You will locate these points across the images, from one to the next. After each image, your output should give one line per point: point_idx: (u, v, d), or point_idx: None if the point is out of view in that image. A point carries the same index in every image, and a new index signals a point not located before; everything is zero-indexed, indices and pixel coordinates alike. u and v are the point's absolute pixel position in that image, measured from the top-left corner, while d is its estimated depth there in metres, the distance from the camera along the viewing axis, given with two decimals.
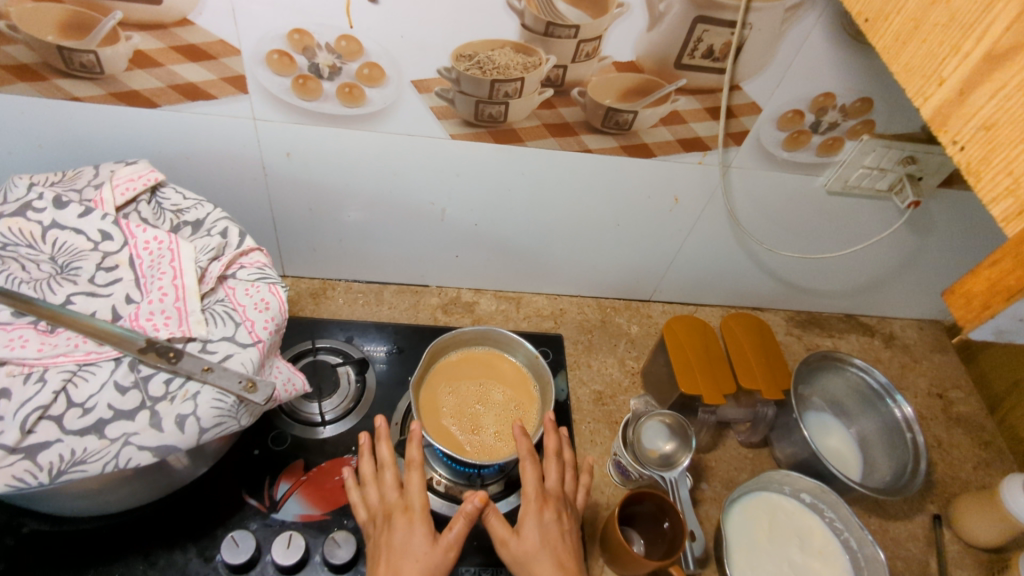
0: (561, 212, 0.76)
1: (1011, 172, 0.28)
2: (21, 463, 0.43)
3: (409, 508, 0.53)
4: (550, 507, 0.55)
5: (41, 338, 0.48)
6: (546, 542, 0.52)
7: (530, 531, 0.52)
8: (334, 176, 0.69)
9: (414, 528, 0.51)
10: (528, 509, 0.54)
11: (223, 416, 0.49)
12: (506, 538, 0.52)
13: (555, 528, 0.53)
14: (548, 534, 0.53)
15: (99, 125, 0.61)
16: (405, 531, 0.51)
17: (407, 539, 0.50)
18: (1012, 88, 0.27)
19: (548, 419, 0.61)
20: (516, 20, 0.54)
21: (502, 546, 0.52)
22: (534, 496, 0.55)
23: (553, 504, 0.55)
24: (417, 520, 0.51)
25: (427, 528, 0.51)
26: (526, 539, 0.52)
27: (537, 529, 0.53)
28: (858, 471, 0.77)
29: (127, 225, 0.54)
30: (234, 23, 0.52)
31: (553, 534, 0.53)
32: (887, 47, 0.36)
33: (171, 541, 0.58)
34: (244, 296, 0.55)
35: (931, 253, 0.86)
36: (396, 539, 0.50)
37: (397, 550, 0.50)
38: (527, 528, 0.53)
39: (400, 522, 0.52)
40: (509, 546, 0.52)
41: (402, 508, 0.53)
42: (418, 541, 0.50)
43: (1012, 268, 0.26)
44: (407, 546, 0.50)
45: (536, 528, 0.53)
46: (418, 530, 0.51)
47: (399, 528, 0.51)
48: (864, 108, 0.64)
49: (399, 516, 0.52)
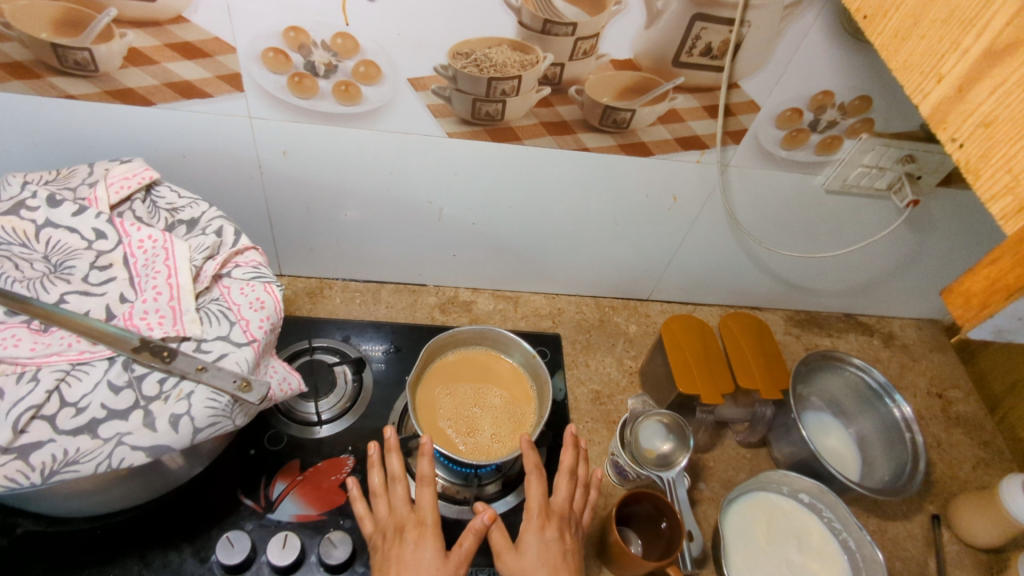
0: (559, 211, 0.76)
1: (1011, 169, 0.27)
2: (12, 463, 0.43)
3: (421, 523, 0.53)
4: (553, 525, 0.55)
5: (34, 337, 0.48)
6: (545, 560, 0.52)
7: (529, 548, 0.52)
8: (331, 175, 0.68)
9: (425, 543, 0.51)
10: (529, 525, 0.54)
11: (218, 416, 0.49)
12: (503, 552, 0.53)
13: (556, 546, 0.53)
14: (548, 553, 0.52)
15: (94, 124, 0.60)
16: (417, 545, 0.51)
17: (418, 554, 0.50)
18: (1012, 84, 0.27)
19: (568, 433, 0.60)
20: (513, 17, 0.53)
21: (498, 559, 0.52)
22: (538, 512, 0.55)
23: (557, 522, 0.55)
24: (429, 535, 0.52)
25: (439, 544, 0.51)
26: (524, 555, 0.52)
27: (537, 545, 0.53)
28: (856, 471, 0.77)
29: (121, 224, 0.54)
30: (229, 21, 0.52)
31: (553, 551, 0.53)
32: (886, 43, 0.35)
33: (165, 542, 0.58)
34: (239, 296, 0.54)
35: (930, 252, 0.86)
36: (407, 553, 0.50)
37: (408, 564, 0.50)
38: (526, 544, 0.53)
39: (412, 536, 0.52)
40: (505, 560, 0.52)
41: (414, 522, 0.53)
42: (430, 557, 0.50)
43: (1011, 266, 0.26)
44: (418, 560, 0.50)
45: (535, 545, 0.53)
46: (430, 546, 0.51)
47: (411, 542, 0.51)
48: (863, 105, 0.63)
49: (411, 530, 0.52)
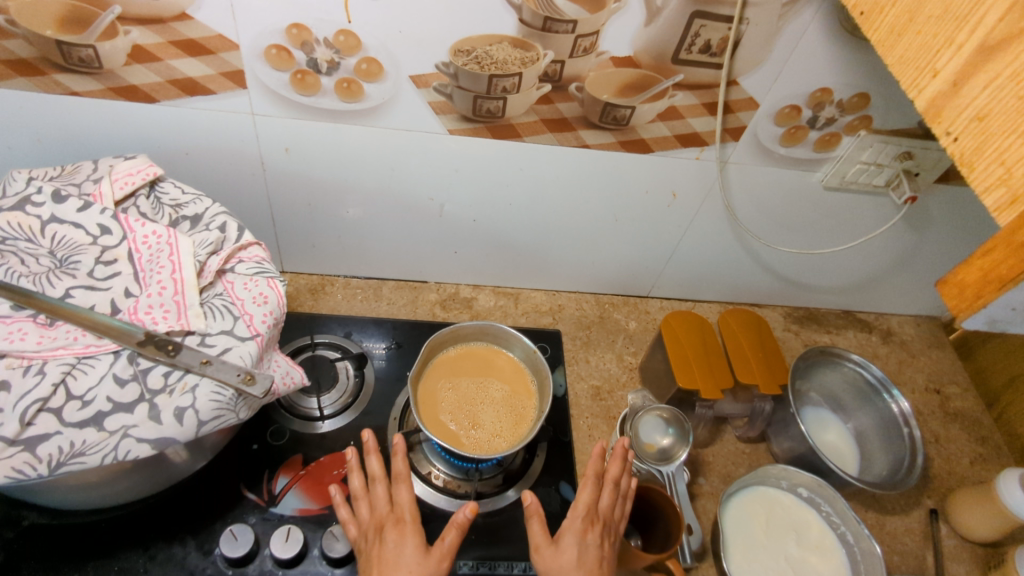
0: (558, 208, 0.76)
1: (1003, 162, 0.28)
2: (20, 455, 0.43)
3: (401, 520, 0.53)
4: (595, 531, 0.55)
5: (40, 331, 0.48)
6: (583, 565, 0.53)
7: (568, 547, 0.53)
8: (333, 171, 0.69)
9: (405, 539, 0.52)
10: (571, 526, 0.55)
11: (222, 409, 0.49)
12: (542, 545, 0.54)
13: (594, 553, 0.54)
14: (586, 558, 0.53)
15: (99, 122, 0.61)
16: (397, 543, 0.51)
17: (399, 551, 0.51)
18: (1006, 78, 0.28)
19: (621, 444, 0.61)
20: (514, 15, 0.54)
21: (535, 553, 0.54)
22: (583, 514, 0.56)
23: (599, 528, 0.56)
24: (409, 531, 0.52)
25: (418, 539, 0.52)
26: (563, 554, 0.53)
27: (576, 547, 0.53)
28: (854, 466, 0.77)
29: (126, 219, 0.55)
30: (232, 18, 0.52)
31: (590, 556, 0.53)
32: (882, 40, 0.36)
33: (170, 535, 0.58)
34: (243, 290, 0.55)
35: (928, 249, 0.86)
36: (387, 551, 0.51)
37: (389, 562, 0.50)
38: (566, 543, 0.54)
39: (392, 534, 0.52)
40: (542, 554, 0.53)
41: (393, 520, 0.53)
42: (410, 553, 0.51)
43: (1003, 257, 0.26)
44: (399, 557, 0.50)
45: (574, 546, 0.53)
46: (409, 542, 0.51)
47: (391, 540, 0.52)
48: (861, 103, 0.64)
49: (392, 529, 0.53)
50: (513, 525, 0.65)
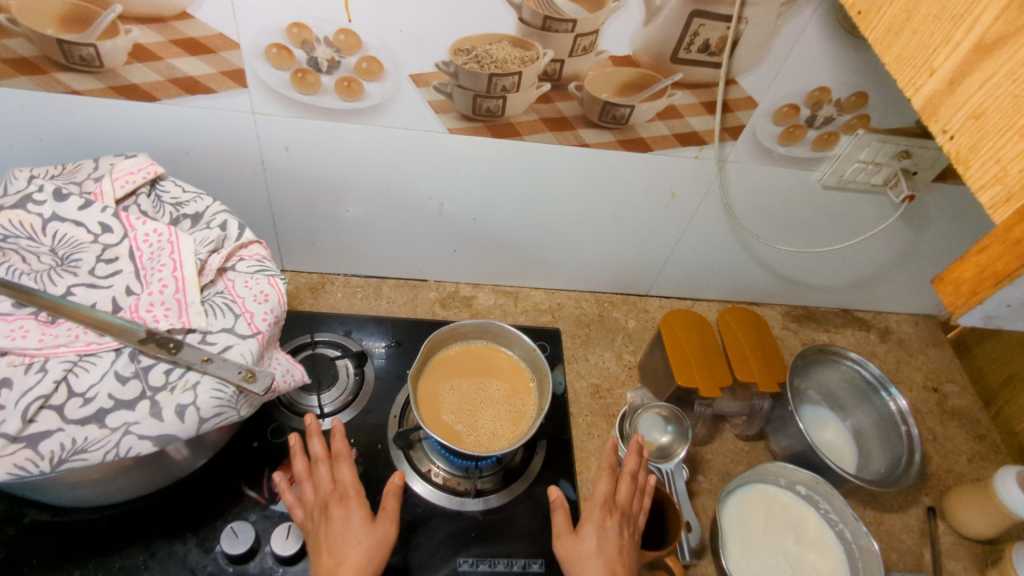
0: (556, 207, 0.77)
1: (999, 160, 0.28)
2: (22, 452, 0.44)
3: (345, 496, 0.54)
4: (613, 518, 0.55)
5: (41, 329, 0.48)
6: (602, 551, 0.53)
7: (588, 536, 0.54)
8: (333, 170, 0.69)
9: (352, 514, 0.52)
10: (591, 516, 0.56)
11: (223, 406, 0.49)
12: (563, 533, 0.55)
13: (614, 538, 0.54)
14: (605, 543, 0.53)
15: (100, 121, 0.61)
16: (343, 518, 0.52)
17: (346, 525, 0.51)
18: (1001, 77, 0.28)
19: (635, 439, 0.61)
20: (513, 14, 0.54)
21: (557, 540, 0.55)
22: (600, 504, 0.56)
23: (618, 517, 0.56)
24: (355, 505, 0.53)
25: (364, 511, 0.53)
26: (583, 542, 0.54)
27: (595, 535, 0.54)
28: (852, 463, 0.78)
29: (127, 217, 0.55)
30: (233, 17, 0.53)
31: (611, 543, 0.53)
32: (879, 39, 0.36)
33: (171, 532, 0.58)
34: (243, 288, 0.55)
35: (924, 248, 0.87)
36: (334, 528, 0.51)
37: (338, 536, 0.51)
38: (585, 532, 0.54)
39: (337, 511, 0.52)
40: (564, 542, 0.54)
41: (337, 497, 0.54)
42: (358, 525, 0.51)
43: (999, 254, 0.26)
44: (348, 530, 0.51)
45: (594, 534, 0.54)
46: (356, 515, 0.52)
47: (337, 517, 0.52)
48: (859, 102, 0.64)
49: (337, 506, 0.53)
50: (513, 523, 0.65)
